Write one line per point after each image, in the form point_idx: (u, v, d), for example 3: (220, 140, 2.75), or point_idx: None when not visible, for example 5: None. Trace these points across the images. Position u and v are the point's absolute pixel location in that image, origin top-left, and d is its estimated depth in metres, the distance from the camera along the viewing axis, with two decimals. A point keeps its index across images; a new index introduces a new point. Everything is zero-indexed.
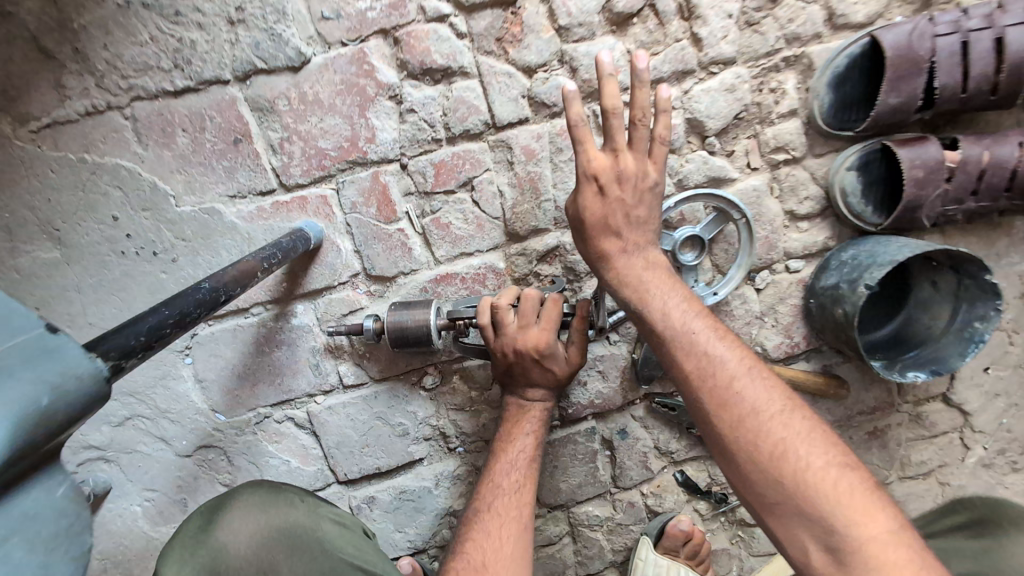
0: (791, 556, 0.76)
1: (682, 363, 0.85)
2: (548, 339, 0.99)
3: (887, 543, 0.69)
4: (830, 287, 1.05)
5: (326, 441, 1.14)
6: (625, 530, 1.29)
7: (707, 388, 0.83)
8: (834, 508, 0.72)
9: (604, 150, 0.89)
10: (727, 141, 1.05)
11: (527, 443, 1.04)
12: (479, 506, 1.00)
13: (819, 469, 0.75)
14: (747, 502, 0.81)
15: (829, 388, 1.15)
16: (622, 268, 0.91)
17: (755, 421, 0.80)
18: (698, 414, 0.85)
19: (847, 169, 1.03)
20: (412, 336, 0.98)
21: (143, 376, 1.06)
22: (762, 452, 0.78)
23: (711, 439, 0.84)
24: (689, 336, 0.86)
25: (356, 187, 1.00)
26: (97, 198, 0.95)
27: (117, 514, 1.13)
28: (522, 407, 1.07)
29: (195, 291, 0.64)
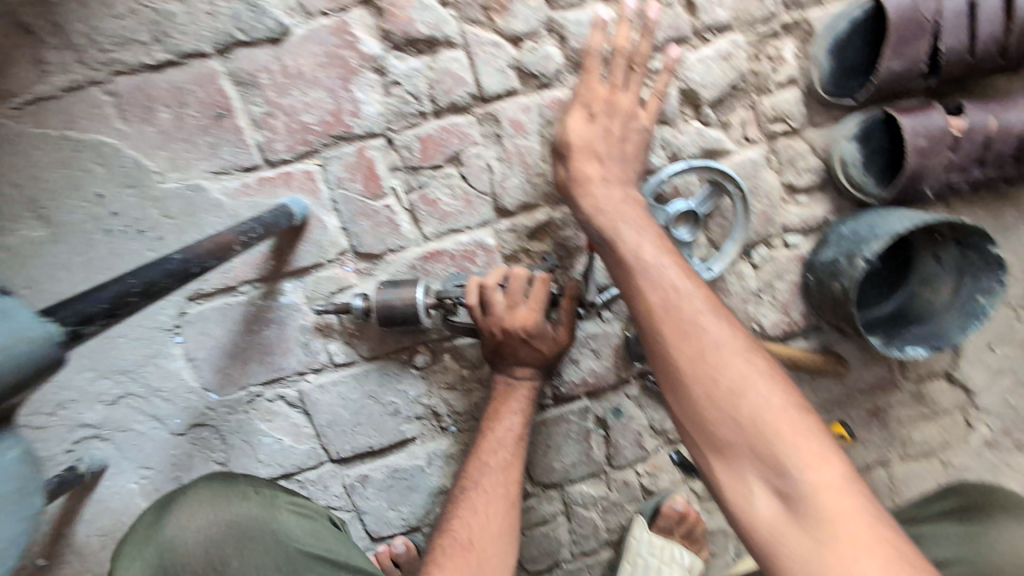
0: (730, 495, 0.77)
1: (649, 297, 0.83)
2: (537, 318, 0.97)
3: (835, 486, 0.72)
4: (828, 262, 1.02)
5: (318, 420, 1.14)
6: (619, 509, 1.28)
7: (673, 322, 0.81)
8: (788, 449, 0.74)
9: (603, 84, 0.92)
10: (723, 111, 1.02)
11: (515, 420, 1.03)
12: (465, 482, 1.00)
13: (777, 410, 0.76)
14: (690, 443, 0.81)
15: (827, 367, 1.13)
16: (598, 202, 0.89)
17: (717, 359, 0.79)
18: (656, 350, 0.82)
19: (846, 140, 1.00)
20: (399, 316, 0.98)
21: (134, 355, 1.06)
22: (722, 389, 0.78)
23: (666, 376, 0.82)
24: (658, 271, 0.84)
25: (341, 163, 0.98)
26: (81, 175, 0.94)
27: (114, 491, 1.14)
28: (510, 386, 1.05)
29: (164, 262, 0.63)
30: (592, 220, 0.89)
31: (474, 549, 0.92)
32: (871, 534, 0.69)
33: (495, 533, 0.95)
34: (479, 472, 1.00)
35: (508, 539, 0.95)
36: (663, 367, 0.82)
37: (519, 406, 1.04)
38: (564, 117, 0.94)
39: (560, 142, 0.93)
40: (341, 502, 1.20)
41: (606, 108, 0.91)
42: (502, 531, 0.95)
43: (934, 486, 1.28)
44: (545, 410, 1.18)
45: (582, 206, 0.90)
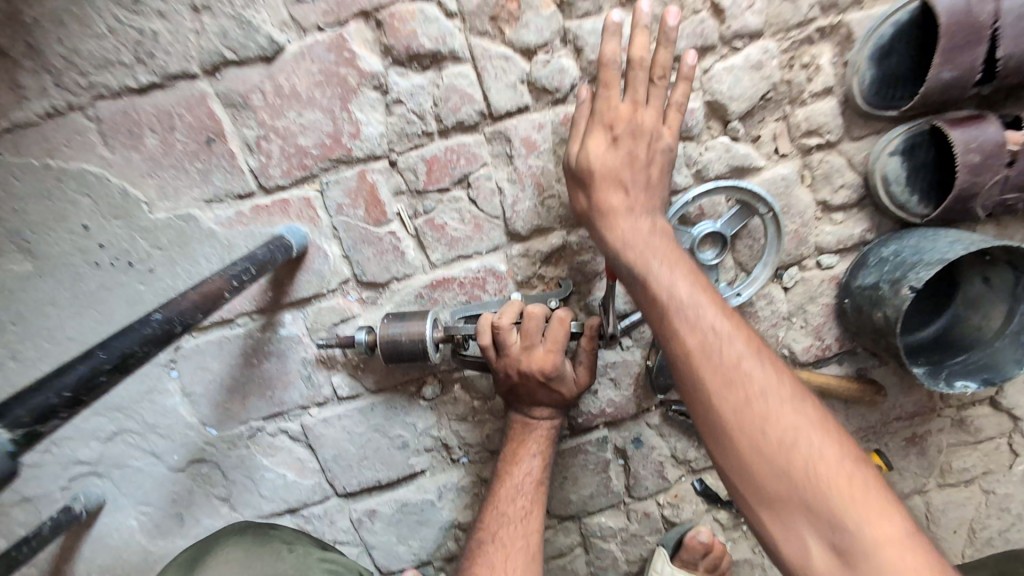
0: (787, 556, 0.70)
1: (684, 337, 0.77)
2: (556, 362, 0.92)
3: (906, 548, 0.64)
4: (868, 288, 0.94)
5: (322, 454, 1.08)
6: (640, 540, 1.22)
7: (712, 366, 0.75)
8: (849, 507, 0.67)
9: (624, 101, 0.84)
10: (753, 124, 0.94)
11: (531, 464, 1.00)
12: (482, 534, 0.97)
13: (834, 463, 0.69)
14: (740, 499, 0.75)
15: (863, 395, 1.05)
16: (624, 233, 0.83)
17: (762, 407, 0.73)
18: (695, 396, 0.77)
19: (890, 154, 0.91)
20: (406, 352, 0.92)
21: (128, 391, 1.01)
22: (769, 440, 0.71)
23: (707, 425, 0.76)
24: (694, 310, 0.78)
25: (341, 187, 0.91)
26: (65, 206, 0.88)
27: (113, 528, 1.10)
28: (527, 426, 1.01)
29: (142, 326, 0.57)
30: (619, 255, 0.83)
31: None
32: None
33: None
34: (497, 522, 0.97)
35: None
36: (704, 417, 0.76)
37: (536, 449, 1.00)
38: (580, 141, 0.86)
39: (577, 171, 0.86)
40: (349, 536, 1.16)
41: (626, 130, 0.83)
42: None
43: (974, 514, 1.21)
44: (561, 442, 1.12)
45: (607, 239, 0.84)
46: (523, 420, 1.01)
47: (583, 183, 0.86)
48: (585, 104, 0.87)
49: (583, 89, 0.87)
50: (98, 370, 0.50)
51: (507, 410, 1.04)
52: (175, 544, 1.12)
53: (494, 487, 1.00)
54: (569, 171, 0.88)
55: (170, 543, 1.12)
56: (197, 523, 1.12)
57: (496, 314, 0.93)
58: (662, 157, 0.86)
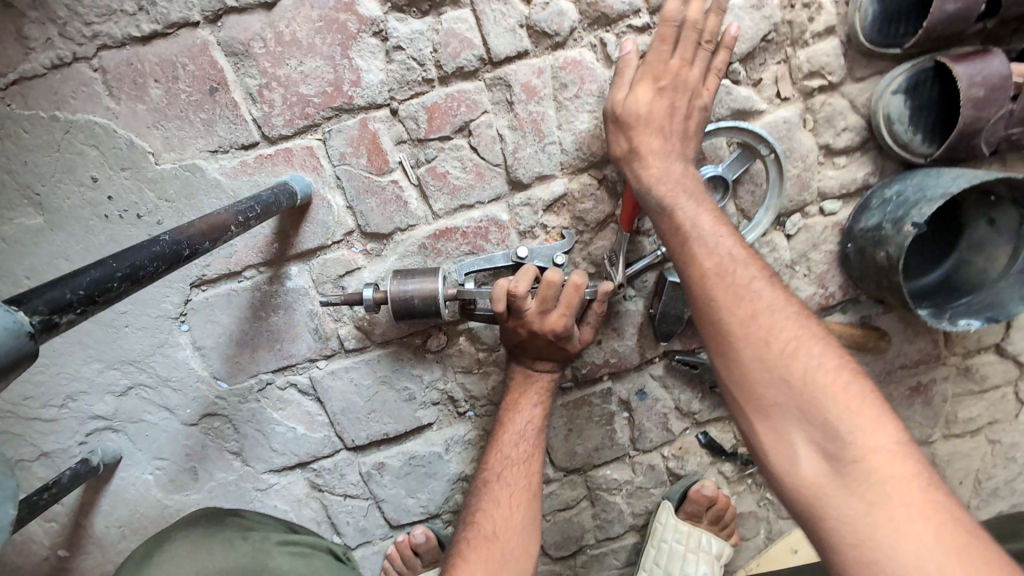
0: (775, 457, 0.76)
1: (700, 261, 0.83)
2: (568, 325, 0.93)
3: (889, 452, 0.70)
4: (871, 230, 0.94)
5: (331, 407, 1.10)
6: (645, 493, 1.23)
7: (722, 285, 0.81)
8: (840, 412, 0.73)
9: (672, 56, 0.86)
10: (754, 67, 0.94)
11: (532, 410, 1.03)
12: (487, 474, 1.03)
13: (830, 373, 0.75)
14: (736, 407, 0.81)
15: (868, 340, 1.05)
16: (654, 174, 0.86)
17: (768, 323, 0.79)
18: (705, 314, 0.83)
19: (893, 93, 0.91)
20: (419, 313, 0.93)
21: (141, 345, 1.03)
22: (771, 351, 0.78)
23: (714, 339, 0.82)
24: (711, 238, 0.84)
25: (343, 136, 0.92)
26: (73, 158, 0.90)
27: (130, 482, 1.14)
28: (529, 377, 1.03)
29: (152, 244, 0.58)
30: (645, 194, 0.87)
31: (502, 540, 0.98)
32: (928, 503, 0.67)
33: (522, 525, 1.00)
34: (502, 465, 1.02)
35: (532, 529, 1.01)
36: (713, 332, 0.82)
37: (538, 397, 1.03)
38: (624, 90, 0.88)
39: (618, 115, 0.88)
40: (359, 489, 1.18)
41: (671, 82, 0.85)
42: (529, 520, 1.01)
43: (979, 463, 1.22)
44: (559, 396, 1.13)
45: (639, 179, 0.87)
46: (527, 370, 1.03)
47: (622, 128, 0.88)
48: (629, 57, 0.88)
49: (627, 42, 0.88)
50: (112, 275, 0.52)
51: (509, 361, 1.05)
52: (189, 498, 1.16)
53: (497, 433, 1.04)
54: (609, 115, 0.90)
55: (184, 497, 1.15)
56: (211, 477, 1.15)
57: (511, 280, 0.90)
58: (698, 114, 0.88)
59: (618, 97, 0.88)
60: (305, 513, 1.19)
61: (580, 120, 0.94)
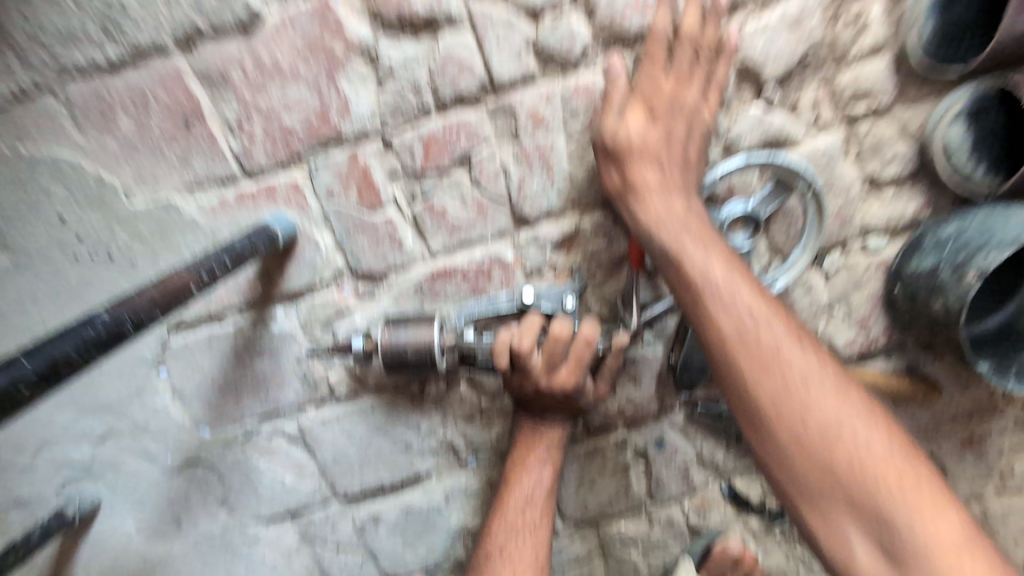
0: (827, 549, 0.68)
1: (722, 324, 0.73)
2: (579, 382, 0.84)
3: (955, 545, 0.62)
4: (925, 274, 0.82)
5: (322, 457, 1.02)
6: (663, 548, 1.13)
7: (750, 354, 0.71)
8: (898, 501, 0.64)
9: (665, 75, 0.77)
10: (791, 90, 0.83)
11: (537, 469, 0.93)
12: (489, 545, 0.92)
13: (880, 452, 0.67)
14: (777, 490, 0.72)
15: (915, 392, 0.96)
16: (661, 216, 0.75)
17: (804, 398, 0.69)
18: (733, 387, 0.73)
19: (952, 120, 0.80)
20: (412, 365, 0.85)
21: (117, 391, 0.95)
22: (811, 432, 0.68)
23: (745, 415, 0.72)
24: (732, 295, 0.73)
25: (331, 171, 0.84)
26: (39, 196, 0.82)
27: (110, 531, 1.07)
28: (537, 433, 0.93)
29: (84, 326, 0.53)
30: (652, 240, 0.76)
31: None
32: None
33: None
34: (505, 533, 0.91)
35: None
36: (743, 406, 0.72)
37: (545, 454, 0.93)
38: (613, 114, 0.78)
39: (610, 144, 0.77)
40: (352, 541, 1.10)
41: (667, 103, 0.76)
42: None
43: None
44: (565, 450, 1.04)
45: (640, 221, 0.77)
46: (534, 425, 0.93)
47: (619, 159, 0.77)
48: (614, 76, 0.79)
49: (612, 58, 0.79)
50: (16, 380, 0.45)
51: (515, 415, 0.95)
52: (173, 548, 1.09)
53: (501, 495, 0.94)
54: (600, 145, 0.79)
55: (167, 547, 1.09)
56: (195, 527, 1.08)
57: (515, 335, 0.82)
58: (698, 137, 0.78)
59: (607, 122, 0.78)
60: (296, 564, 1.12)
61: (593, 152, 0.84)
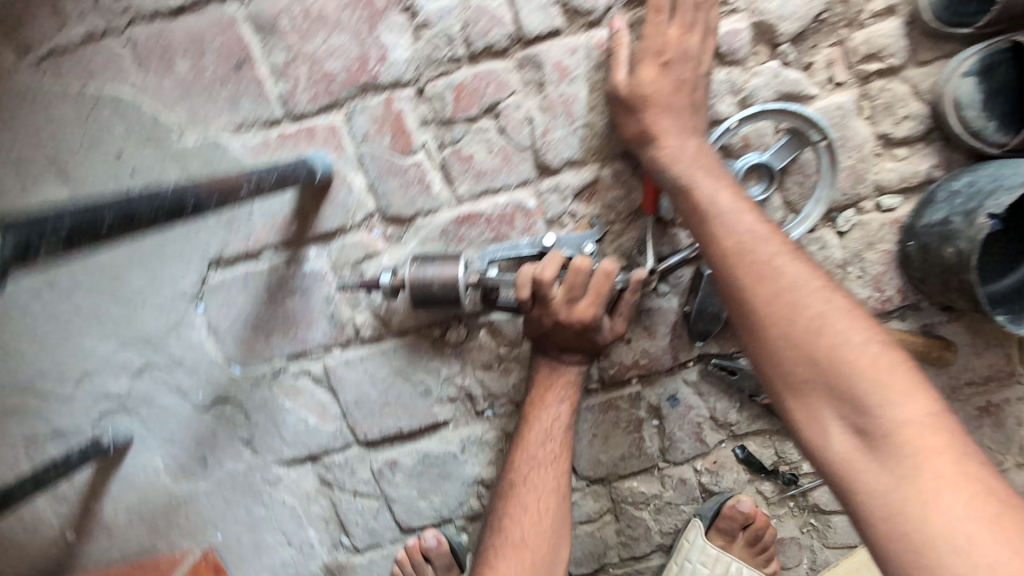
0: (806, 435, 0.73)
1: (718, 238, 0.80)
2: (597, 314, 0.89)
3: (928, 429, 0.65)
4: (937, 224, 0.85)
5: (344, 399, 1.06)
6: (674, 510, 1.15)
7: (742, 262, 0.77)
8: (872, 387, 0.68)
9: (670, 26, 0.82)
10: (805, 50, 0.87)
11: (556, 406, 0.99)
12: (515, 475, 1.01)
13: (861, 347, 0.70)
14: (766, 386, 0.77)
15: (932, 350, 0.96)
16: (669, 155, 0.82)
17: (792, 300, 0.74)
18: (725, 292, 0.79)
19: (964, 75, 0.82)
20: (437, 298, 0.89)
21: (157, 324, 1.01)
22: (799, 329, 0.73)
23: (735, 316, 0.79)
24: (731, 214, 0.79)
25: (368, 115, 0.89)
26: (100, 131, 0.89)
27: (139, 467, 1.12)
28: (556, 371, 0.99)
29: (159, 194, 0.65)
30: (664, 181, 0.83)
31: (539, 546, 1.00)
32: (966, 479, 0.62)
33: (552, 526, 1.01)
34: (529, 467, 1.00)
35: (562, 527, 1.02)
36: (734, 310, 0.78)
37: (563, 393, 0.99)
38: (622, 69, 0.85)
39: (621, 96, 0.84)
40: (370, 488, 1.13)
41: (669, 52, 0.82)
42: (559, 519, 1.02)
43: None
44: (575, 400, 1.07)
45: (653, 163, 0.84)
46: (552, 363, 0.99)
47: (631, 109, 0.84)
48: (619, 35, 0.85)
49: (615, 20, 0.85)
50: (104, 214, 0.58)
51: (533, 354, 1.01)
52: (198, 487, 1.14)
53: (522, 432, 1.01)
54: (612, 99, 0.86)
55: (192, 486, 1.14)
56: (220, 466, 1.12)
57: (537, 266, 0.87)
58: (702, 83, 0.84)
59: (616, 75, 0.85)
60: (314, 509, 1.16)
61: None
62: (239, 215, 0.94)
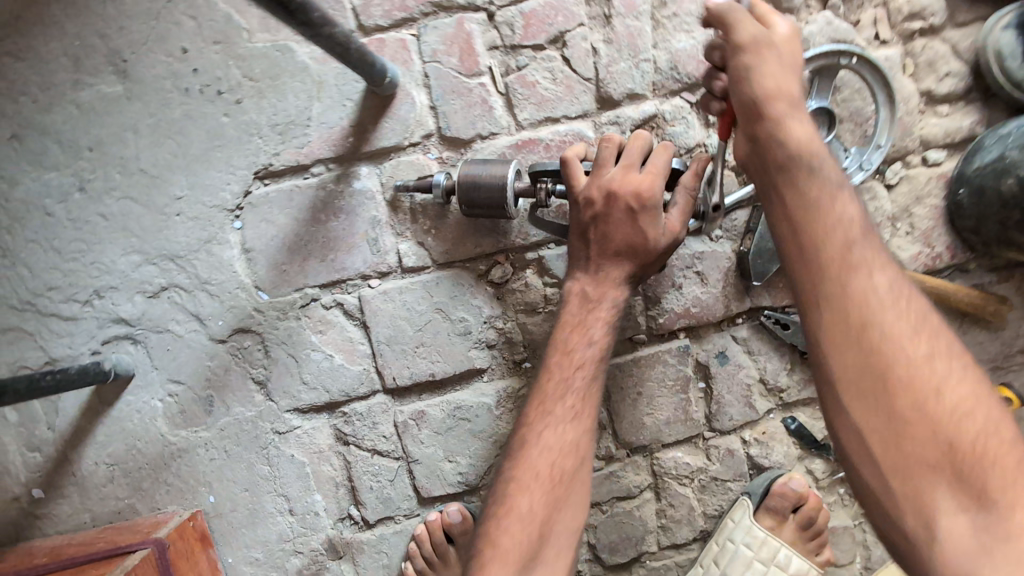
0: (904, 514, 0.65)
1: (852, 293, 0.69)
2: (655, 187, 0.84)
3: None
4: (991, 164, 0.88)
5: (376, 335, 0.99)
6: (719, 489, 1.06)
7: (880, 326, 0.67)
8: (1005, 484, 0.61)
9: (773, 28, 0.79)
10: (852, 8, 0.93)
11: (574, 347, 0.89)
12: (527, 430, 0.88)
13: (998, 441, 0.63)
14: (862, 452, 0.67)
15: (986, 305, 0.95)
16: (812, 159, 0.73)
17: (932, 375, 0.65)
18: (847, 352, 0.68)
19: (1002, 30, 0.89)
20: (483, 193, 0.86)
21: (187, 239, 0.95)
22: (933, 407, 0.64)
23: (852, 383, 0.68)
24: (869, 269, 0.70)
25: (438, 34, 0.91)
26: (167, 27, 0.89)
27: (137, 407, 1.01)
28: (600, 283, 0.88)
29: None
30: (796, 196, 0.73)
31: (551, 518, 0.86)
32: None
33: (564, 495, 0.87)
34: (544, 423, 0.87)
35: (579, 499, 0.89)
36: (857, 369, 0.67)
37: (582, 331, 0.89)
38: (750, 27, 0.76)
39: (759, 52, 0.75)
40: (390, 446, 1.03)
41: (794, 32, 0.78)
42: (576, 487, 0.88)
43: None
44: (618, 352, 1.02)
45: (793, 147, 0.73)
46: (594, 268, 0.89)
47: (774, 71, 0.74)
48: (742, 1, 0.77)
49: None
50: None
51: (567, 275, 0.92)
52: (197, 437, 1.03)
53: (538, 382, 0.90)
54: (745, 57, 0.75)
55: (191, 435, 1.03)
56: (227, 412, 1.02)
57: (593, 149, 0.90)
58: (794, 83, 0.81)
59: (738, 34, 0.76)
60: (324, 470, 1.04)
61: (677, 40, 0.92)
62: (296, 123, 0.92)
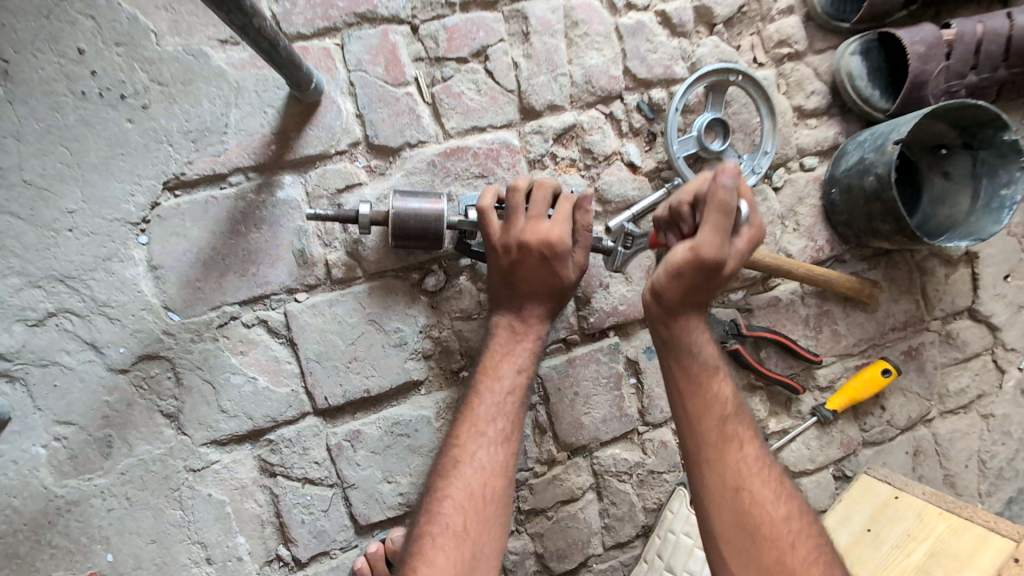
0: None
1: (727, 462, 0.79)
2: (564, 233, 0.88)
3: None
4: (853, 165, 1.03)
5: (305, 353, 0.93)
6: (657, 481, 1.09)
7: (751, 491, 0.77)
8: None
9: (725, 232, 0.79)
10: (733, 35, 1.08)
11: (474, 483, 0.82)
12: (414, 564, 0.75)
13: None
14: None
15: (863, 288, 1.09)
16: (693, 345, 0.85)
17: (790, 532, 0.76)
18: (724, 509, 0.77)
19: (851, 55, 1.06)
20: (416, 233, 0.86)
21: (82, 257, 0.86)
22: (791, 560, 0.74)
23: (731, 539, 0.76)
24: (738, 442, 0.81)
25: (362, 44, 0.92)
26: (62, 27, 0.83)
27: (8, 459, 0.85)
28: (461, 470, 0.82)
29: None
30: (681, 369, 0.84)
31: None
32: None
33: None
34: (433, 542, 0.76)
35: None
36: (732, 526, 0.76)
37: (489, 474, 0.83)
38: (712, 235, 0.78)
39: (699, 264, 0.79)
40: (323, 472, 0.96)
41: (751, 237, 0.82)
42: None
43: (980, 442, 1.21)
44: (552, 354, 1.04)
45: (678, 333, 0.85)
46: (513, 308, 0.93)
47: (689, 283, 0.81)
48: (731, 196, 0.77)
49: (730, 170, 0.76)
50: None
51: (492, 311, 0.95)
52: (92, 485, 0.88)
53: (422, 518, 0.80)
54: (683, 256, 0.80)
55: (84, 483, 0.88)
56: (129, 452, 0.89)
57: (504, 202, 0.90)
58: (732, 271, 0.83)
59: (699, 236, 0.79)
60: (247, 508, 0.94)
61: (590, 57, 1.00)
62: (211, 130, 0.89)
